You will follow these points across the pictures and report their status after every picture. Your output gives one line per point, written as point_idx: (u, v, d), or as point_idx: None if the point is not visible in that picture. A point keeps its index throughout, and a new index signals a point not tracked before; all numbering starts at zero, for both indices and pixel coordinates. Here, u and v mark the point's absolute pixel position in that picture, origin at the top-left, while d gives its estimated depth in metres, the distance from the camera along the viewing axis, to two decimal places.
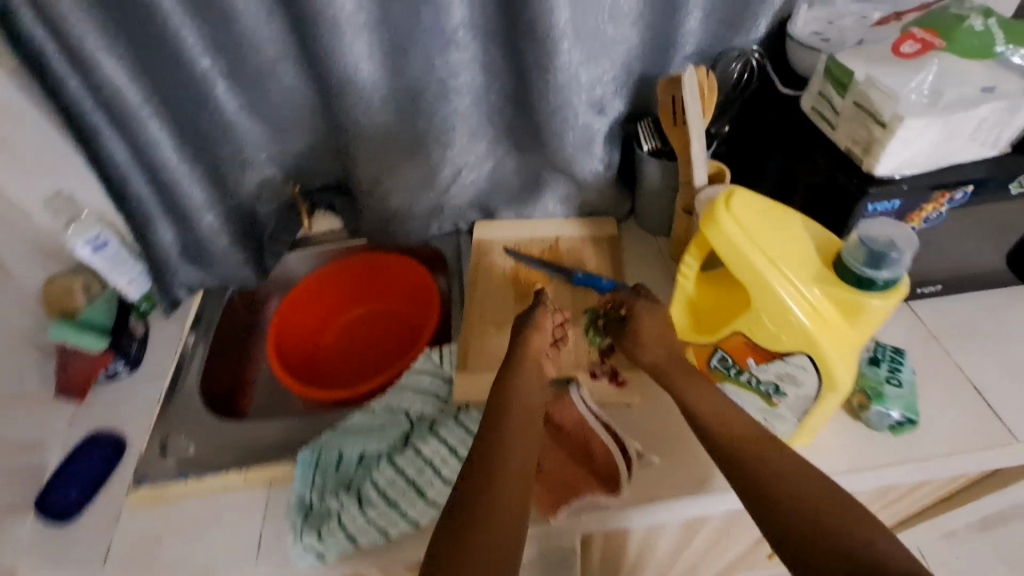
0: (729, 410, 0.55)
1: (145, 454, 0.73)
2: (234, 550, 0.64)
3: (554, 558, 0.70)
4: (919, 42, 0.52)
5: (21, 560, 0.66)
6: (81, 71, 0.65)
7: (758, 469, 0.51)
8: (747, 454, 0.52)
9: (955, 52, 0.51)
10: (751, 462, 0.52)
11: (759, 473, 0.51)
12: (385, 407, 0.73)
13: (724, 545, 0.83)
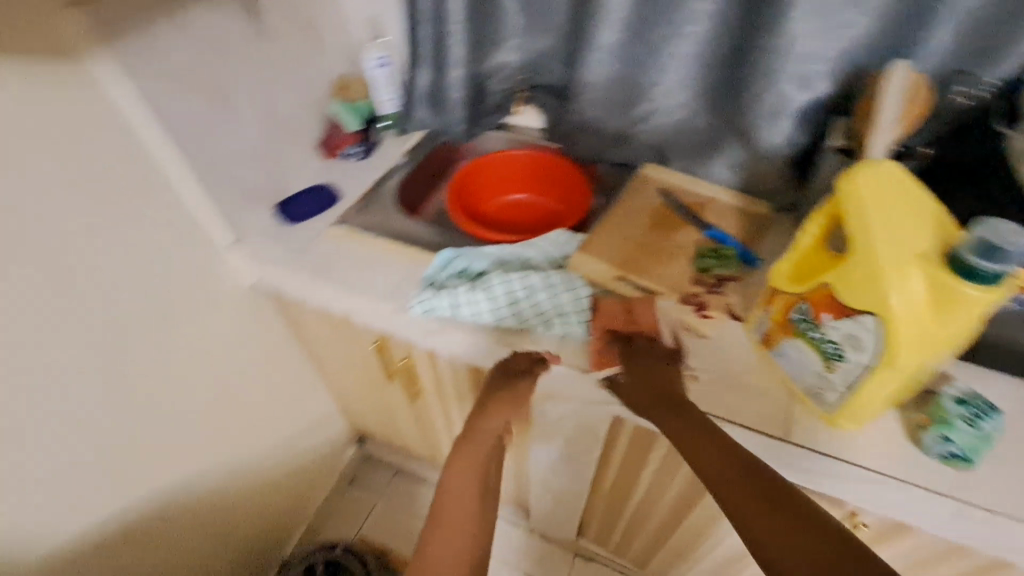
0: (715, 436, 0.61)
1: (351, 209, 1.02)
2: (380, 285, 0.90)
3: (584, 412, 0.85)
4: None
5: (263, 232, 0.98)
6: None
7: (716, 476, 0.57)
8: (704, 460, 0.59)
9: None
10: (709, 469, 0.58)
11: (719, 482, 0.57)
12: (514, 249, 0.91)
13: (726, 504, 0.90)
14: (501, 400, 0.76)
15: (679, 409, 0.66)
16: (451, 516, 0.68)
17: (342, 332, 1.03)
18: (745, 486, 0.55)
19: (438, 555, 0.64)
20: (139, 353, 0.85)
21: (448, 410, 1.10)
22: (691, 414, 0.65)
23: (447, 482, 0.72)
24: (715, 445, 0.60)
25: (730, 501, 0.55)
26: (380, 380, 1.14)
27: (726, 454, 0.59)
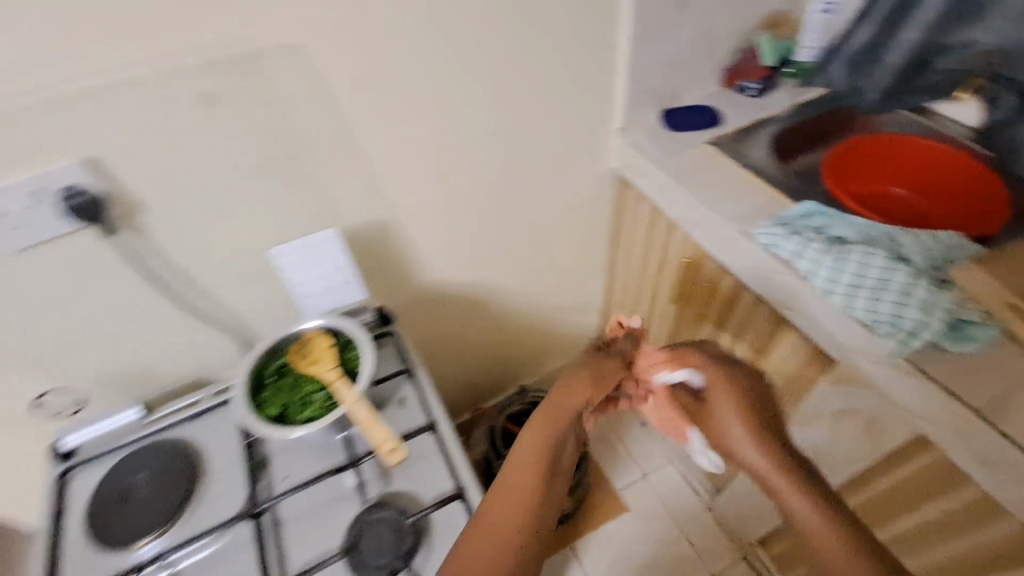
0: (783, 480, 0.64)
1: (728, 136, 1.08)
2: (733, 206, 0.94)
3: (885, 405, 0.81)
4: None
5: (648, 128, 1.11)
6: None
7: (790, 507, 0.62)
8: (779, 489, 0.64)
9: None
10: (787, 502, 0.62)
11: (793, 512, 0.62)
12: (887, 233, 0.84)
13: None
14: (555, 407, 0.70)
15: (743, 443, 0.68)
16: (499, 516, 0.62)
17: (664, 242, 1.13)
18: (832, 525, 0.59)
19: (490, 534, 0.61)
20: (524, 182, 1.07)
21: (714, 353, 1.15)
22: (779, 478, 0.64)
23: (511, 477, 0.65)
24: (794, 488, 0.62)
25: (811, 540, 0.59)
26: (663, 296, 1.23)
27: (793, 493, 0.62)
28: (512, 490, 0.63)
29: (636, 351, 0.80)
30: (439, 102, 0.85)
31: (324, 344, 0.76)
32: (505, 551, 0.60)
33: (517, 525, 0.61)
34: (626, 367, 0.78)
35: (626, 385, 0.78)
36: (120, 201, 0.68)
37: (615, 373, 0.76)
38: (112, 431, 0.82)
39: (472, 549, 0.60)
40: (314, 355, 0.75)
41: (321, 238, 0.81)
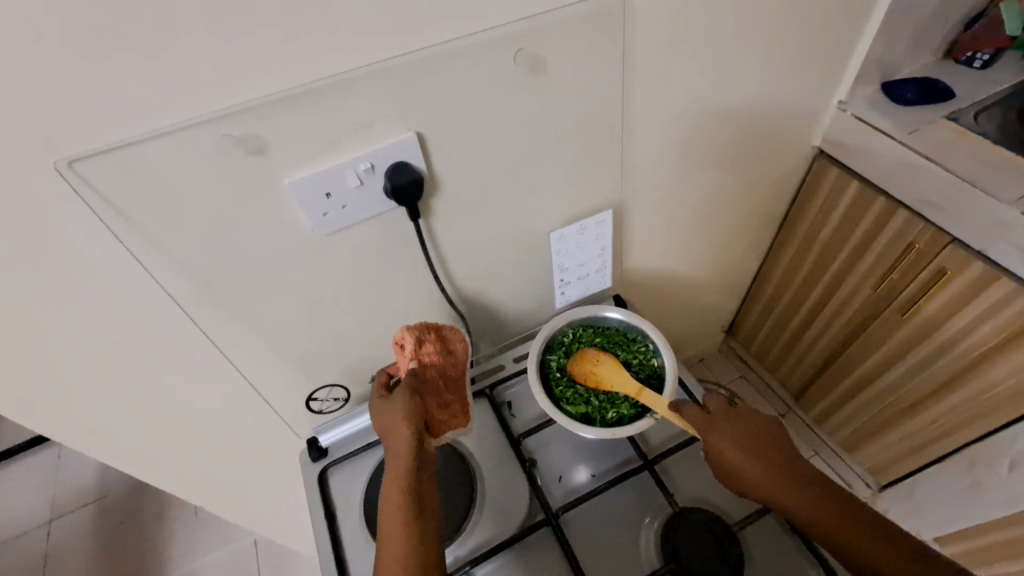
0: (797, 495, 0.54)
1: (965, 110, 0.99)
2: (1000, 187, 0.88)
3: None
4: None
5: (869, 101, 1.02)
6: None
7: (813, 521, 0.52)
8: (788, 503, 0.54)
9: None
10: (804, 516, 0.53)
11: (816, 525, 0.52)
12: None
13: None
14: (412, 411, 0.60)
15: (753, 460, 0.56)
16: (389, 529, 0.52)
17: (876, 227, 1.06)
18: (862, 536, 0.50)
19: (389, 552, 0.51)
20: (741, 160, 1.00)
21: (921, 345, 1.08)
22: (777, 475, 0.55)
23: (399, 474, 0.55)
24: (812, 498, 0.53)
25: (851, 553, 0.50)
26: (856, 281, 1.16)
27: (814, 503, 0.53)
28: (399, 456, 0.57)
29: (444, 332, 0.69)
30: (708, 76, 0.78)
31: (611, 364, 0.66)
32: (396, 533, 0.51)
33: (405, 493, 0.53)
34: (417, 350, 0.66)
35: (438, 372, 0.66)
36: (430, 184, 0.62)
37: (444, 357, 0.68)
38: (364, 428, 0.76)
39: (396, 554, 0.50)
40: (600, 374, 0.66)
41: (595, 221, 0.79)
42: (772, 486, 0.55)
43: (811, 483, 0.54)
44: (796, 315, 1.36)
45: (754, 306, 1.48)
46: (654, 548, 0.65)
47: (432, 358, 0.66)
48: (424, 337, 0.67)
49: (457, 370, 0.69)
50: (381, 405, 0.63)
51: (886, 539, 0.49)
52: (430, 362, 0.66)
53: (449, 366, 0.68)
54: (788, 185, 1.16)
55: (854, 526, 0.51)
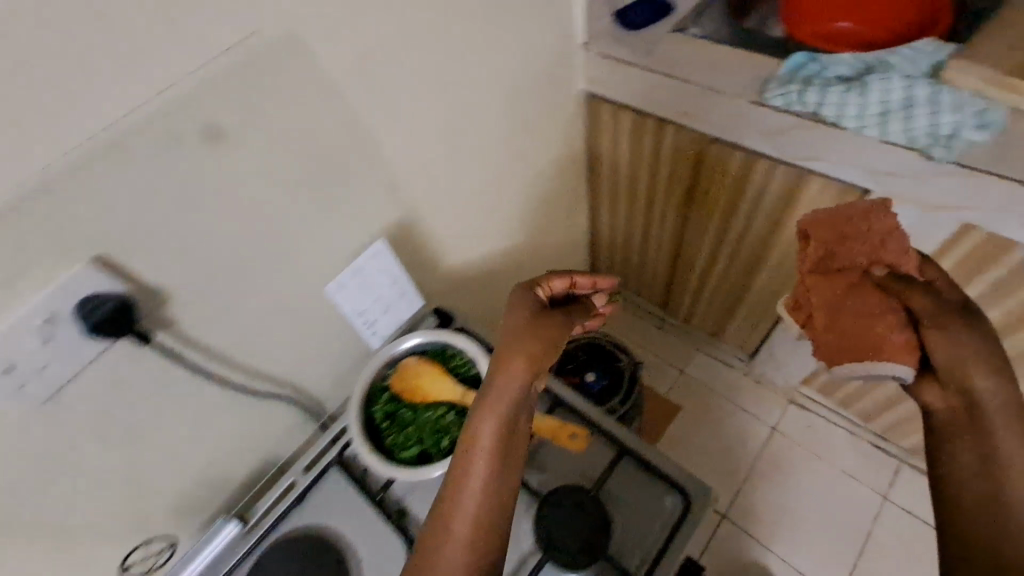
0: (969, 356, 0.57)
1: (687, 20, 1.06)
2: (730, 81, 0.93)
3: (921, 228, 0.88)
4: None
5: (607, 33, 1.06)
6: None
7: (994, 404, 0.57)
8: (971, 334, 0.58)
9: None
10: (956, 380, 0.58)
11: (992, 411, 0.57)
12: (875, 57, 0.88)
13: None
14: (854, 328, 0.62)
15: (987, 352, 0.57)
16: (452, 497, 0.51)
17: (657, 144, 1.12)
18: (992, 405, 0.57)
19: (458, 507, 0.51)
20: (515, 129, 1.00)
21: (729, 234, 1.20)
22: (1001, 364, 0.57)
23: (499, 425, 0.53)
24: (971, 361, 0.57)
25: (960, 441, 0.58)
26: (661, 198, 1.24)
27: (980, 362, 0.57)
28: (500, 398, 0.54)
29: (852, 215, 0.66)
30: (431, 69, 0.75)
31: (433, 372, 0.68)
32: (477, 495, 0.51)
33: (491, 460, 0.52)
34: (844, 243, 0.65)
35: (881, 267, 0.63)
36: (141, 295, 0.53)
37: (892, 250, 0.63)
38: (213, 560, 0.68)
39: (457, 543, 0.49)
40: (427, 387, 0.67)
41: (369, 254, 0.74)
42: (1007, 383, 0.57)
43: (1016, 401, 0.56)
44: (634, 241, 1.44)
45: (599, 244, 1.56)
46: (530, 541, 0.65)
47: (816, 253, 0.66)
48: (823, 220, 0.67)
49: (845, 269, 0.64)
50: (501, 364, 0.55)
51: (998, 436, 0.56)
52: (836, 250, 0.65)
53: (833, 268, 0.65)
54: (575, 132, 1.21)
55: (971, 422, 0.58)
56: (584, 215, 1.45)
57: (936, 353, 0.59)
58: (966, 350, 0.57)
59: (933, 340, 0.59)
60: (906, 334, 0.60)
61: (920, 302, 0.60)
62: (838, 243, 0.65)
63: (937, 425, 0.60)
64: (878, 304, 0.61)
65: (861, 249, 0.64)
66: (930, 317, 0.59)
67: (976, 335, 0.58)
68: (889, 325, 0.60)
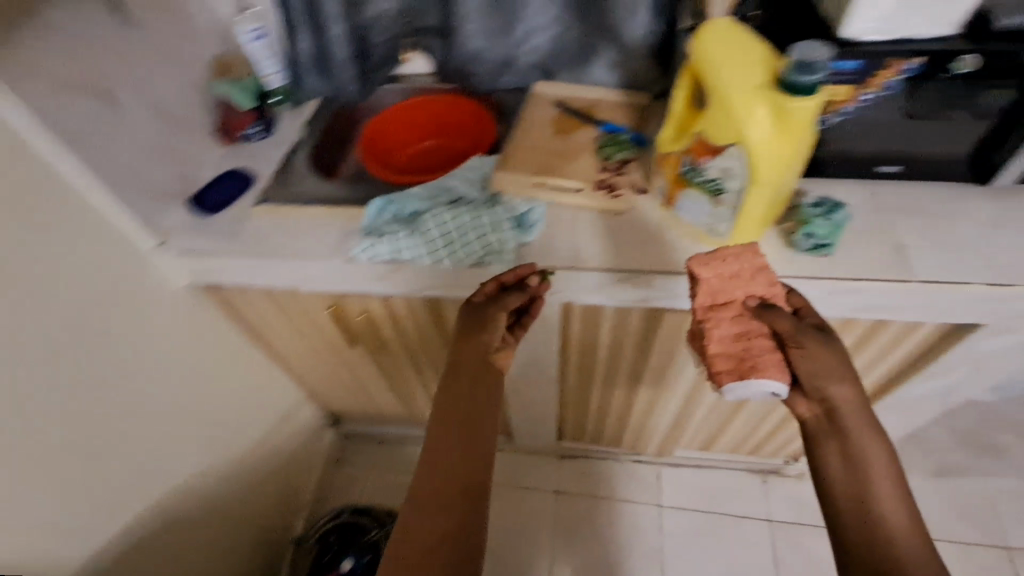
0: (829, 362, 0.70)
1: (268, 185, 1.02)
2: (318, 246, 0.91)
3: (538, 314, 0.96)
4: None
5: (183, 226, 0.97)
6: None
7: (851, 415, 0.71)
8: (841, 347, 0.72)
9: None
10: (839, 405, 0.71)
11: (850, 422, 0.71)
12: (437, 185, 0.96)
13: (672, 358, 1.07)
14: (729, 347, 0.72)
15: (839, 352, 0.70)
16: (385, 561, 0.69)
17: (299, 306, 1.07)
18: (854, 418, 0.71)
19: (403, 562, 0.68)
20: None
21: (415, 353, 1.20)
22: (844, 366, 0.71)
23: (423, 513, 0.71)
24: (836, 368, 0.70)
25: (846, 466, 0.70)
26: (343, 343, 1.19)
27: (846, 372, 0.71)
28: (425, 497, 0.72)
29: (726, 251, 0.75)
30: None
31: None
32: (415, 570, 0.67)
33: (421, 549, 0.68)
34: (725, 280, 0.74)
35: (753, 298, 0.73)
36: None
37: (760, 282, 0.73)
38: None
39: None
40: None
41: None
42: (838, 369, 0.71)
43: (864, 399, 0.72)
44: (349, 380, 1.37)
45: (324, 390, 1.46)
46: None
47: (710, 280, 0.74)
48: (706, 260, 0.75)
49: (726, 298, 0.74)
50: (424, 470, 0.74)
51: (852, 442, 0.71)
52: (708, 283, 0.74)
53: (719, 298, 0.74)
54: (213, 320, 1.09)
55: (839, 438, 0.71)
56: (270, 372, 1.33)
57: (797, 370, 0.71)
58: (831, 365, 0.70)
59: (799, 357, 0.70)
60: (775, 353, 0.71)
61: (784, 324, 0.70)
62: (723, 282, 0.74)
63: (815, 436, 0.73)
64: (756, 330, 0.72)
65: (742, 282, 0.73)
66: (796, 333, 0.70)
67: (834, 348, 0.71)
68: (770, 348, 0.71)
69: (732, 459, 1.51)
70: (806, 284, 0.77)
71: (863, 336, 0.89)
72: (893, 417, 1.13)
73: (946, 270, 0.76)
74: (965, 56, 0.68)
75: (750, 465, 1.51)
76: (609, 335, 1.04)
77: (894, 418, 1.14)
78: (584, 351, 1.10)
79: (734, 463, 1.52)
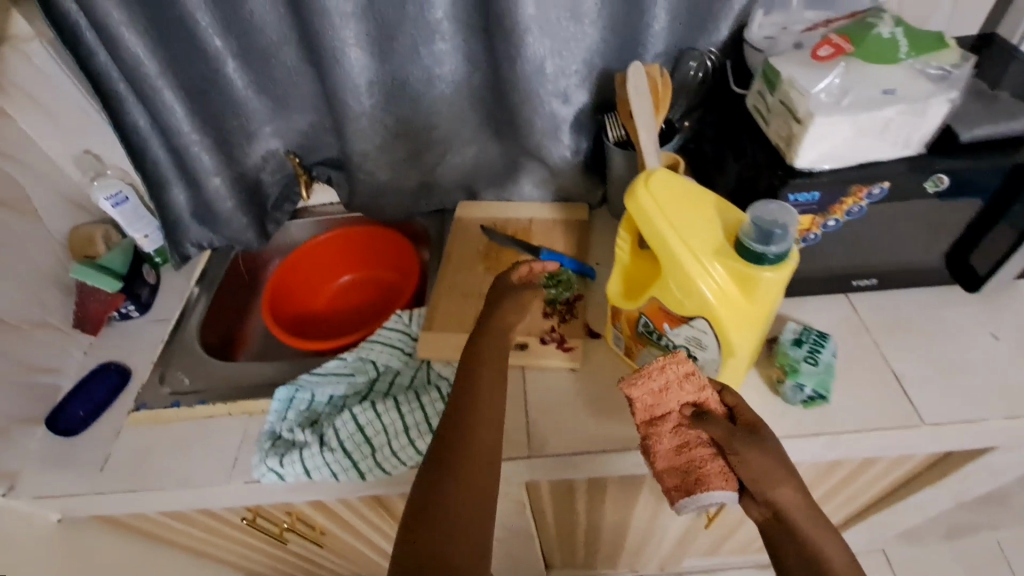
0: (774, 465, 0.52)
1: (147, 382, 0.83)
2: (214, 465, 0.73)
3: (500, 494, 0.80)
4: (833, 48, 0.59)
5: (40, 460, 0.76)
6: (120, 64, 0.77)
7: (804, 528, 0.51)
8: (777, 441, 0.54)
9: (864, 56, 0.58)
10: (785, 511, 0.51)
11: (809, 539, 0.50)
12: (355, 357, 0.81)
13: (661, 501, 0.93)
14: (672, 465, 0.56)
15: (778, 451, 0.53)
16: None
17: (209, 520, 0.86)
18: (820, 534, 0.50)
19: None
20: None
21: (366, 535, 1.00)
22: (790, 474, 0.53)
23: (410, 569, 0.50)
24: (784, 474, 0.52)
25: None
26: (276, 539, 0.99)
27: (790, 475, 0.53)
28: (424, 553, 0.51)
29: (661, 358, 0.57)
30: None
31: None
32: None
33: None
34: (657, 391, 0.56)
35: (688, 406, 0.57)
36: None
37: (697, 386, 0.56)
38: None
39: None
40: None
41: None
42: (787, 474, 0.52)
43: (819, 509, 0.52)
44: (293, 563, 1.16)
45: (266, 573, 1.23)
46: None
47: (639, 393, 0.56)
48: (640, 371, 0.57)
49: (660, 410, 0.57)
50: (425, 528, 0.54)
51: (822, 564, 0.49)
52: (638, 399, 0.56)
53: (652, 411, 0.57)
54: (101, 554, 0.87)
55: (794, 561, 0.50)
56: None
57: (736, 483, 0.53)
58: (777, 467, 0.53)
59: (742, 467, 0.52)
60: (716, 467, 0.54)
61: (718, 431, 0.54)
62: (656, 398, 0.56)
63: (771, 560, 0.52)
64: (693, 443, 0.56)
65: (674, 388, 0.56)
66: (733, 443, 0.53)
67: (775, 450, 0.54)
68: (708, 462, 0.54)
69: (740, 562, 1.36)
70: (802, 441, 0.65)
71: (867, 462, 0.77)
72: (909, 518, 1.02)
73: (957, 402, 0.66)
74: (939, 174, 0.59)
75: (760, 564, 1.37)
76: (587, 493, 0.88)
77: (909, 517, 1.03)
78: (562, 508, 0.94)
79: (742, 564, 1.38)
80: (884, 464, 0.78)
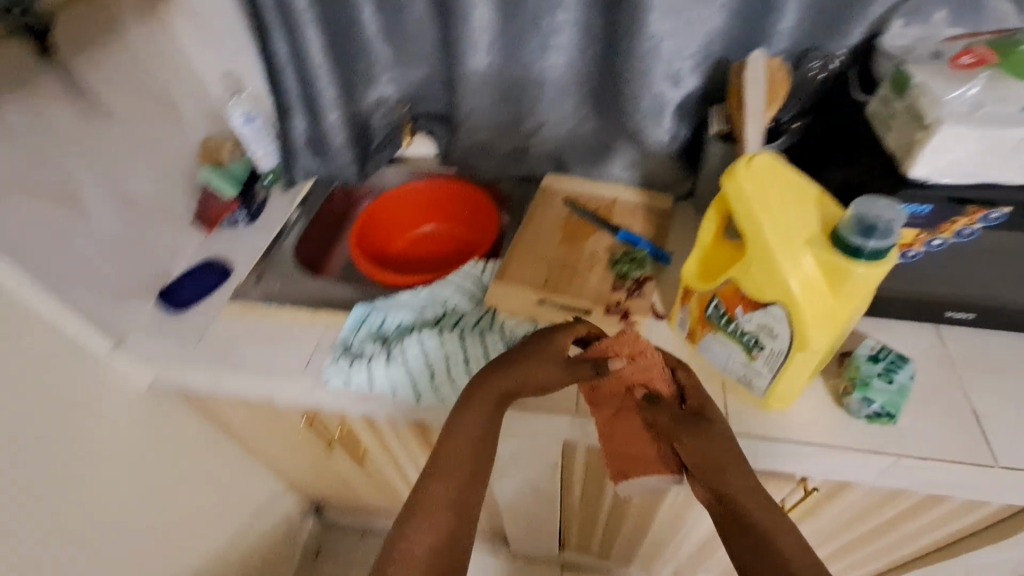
0: (713, 446, 0.59)
1: (244, 282, 0.92)
2: (289, 361, 0.81)
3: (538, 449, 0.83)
4: (977, 58, 0.59)
5: (147, 327, 0.87)
6: None
7: (746, 502, 0.56)
8: (721, 427, 0.61)
9: (1009, 69, 0.58)
10: (728, 488, 0.57)
11: (750, 514, 0.55)
12: (428, 293, 0.86)
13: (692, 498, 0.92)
14: (617, 449, 0.66)
15: (715, 435, 0.60)
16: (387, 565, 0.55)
17: (271, 415, 0.95)
18: (769, 517, 0.54)
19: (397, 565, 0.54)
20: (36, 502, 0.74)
21: (402, 465, 1.06)
22: (734, 456, 0.59)
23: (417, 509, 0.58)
24: (723, 456, 0.59)
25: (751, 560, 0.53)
26: (322, 450, 1.07)
27: (732, 455, 0.59)
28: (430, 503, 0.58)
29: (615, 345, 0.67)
30: None
31: None
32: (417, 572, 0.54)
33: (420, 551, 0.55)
34: (608, 377, 0.66)
35: (641, 390, 0.66)
36: None
37: (650, 374, 0.66)
38: None
39: None
40: None
41: None
42: (730, 455, 0.59)
43: (763, 488, 0.57)
44: (329, 479, 1.25)
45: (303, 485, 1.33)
46: None
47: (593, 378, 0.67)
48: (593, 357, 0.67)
49: (611, 393, 0.67)
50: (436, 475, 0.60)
51: (754, 530, 0.54)
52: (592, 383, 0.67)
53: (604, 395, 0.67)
54: (176, 423, 0.98)
55: (737, 533, 0.55)
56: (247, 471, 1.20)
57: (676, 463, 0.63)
58: (714, 449, 0.59)
59: (681, 450, 0.61)
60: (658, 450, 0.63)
61: (663, 418, 0.63)
62: (606, 379, 0.66)
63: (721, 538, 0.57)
64: (641, 428, 0.65)
65: (626, 374, 0.66)
66: (672, 427, 0.62)
67: (717, 432, 0.61)
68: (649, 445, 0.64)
69: None
70: (858, 456, 0.64)
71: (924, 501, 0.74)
72: None
73: None
74: None
75: None
76: None
77: None
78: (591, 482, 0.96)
79: None
80: (941, 507, 0.74)
